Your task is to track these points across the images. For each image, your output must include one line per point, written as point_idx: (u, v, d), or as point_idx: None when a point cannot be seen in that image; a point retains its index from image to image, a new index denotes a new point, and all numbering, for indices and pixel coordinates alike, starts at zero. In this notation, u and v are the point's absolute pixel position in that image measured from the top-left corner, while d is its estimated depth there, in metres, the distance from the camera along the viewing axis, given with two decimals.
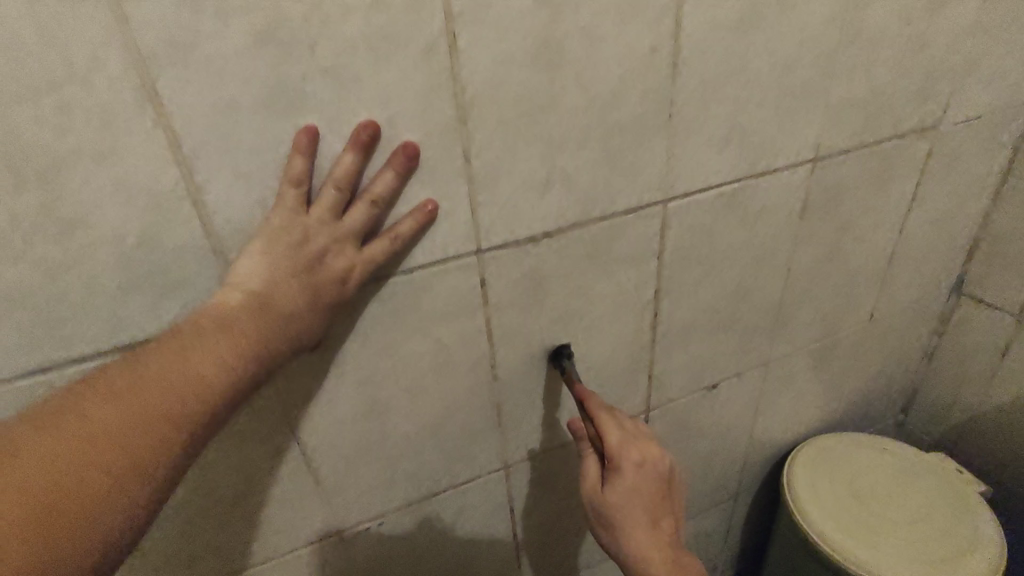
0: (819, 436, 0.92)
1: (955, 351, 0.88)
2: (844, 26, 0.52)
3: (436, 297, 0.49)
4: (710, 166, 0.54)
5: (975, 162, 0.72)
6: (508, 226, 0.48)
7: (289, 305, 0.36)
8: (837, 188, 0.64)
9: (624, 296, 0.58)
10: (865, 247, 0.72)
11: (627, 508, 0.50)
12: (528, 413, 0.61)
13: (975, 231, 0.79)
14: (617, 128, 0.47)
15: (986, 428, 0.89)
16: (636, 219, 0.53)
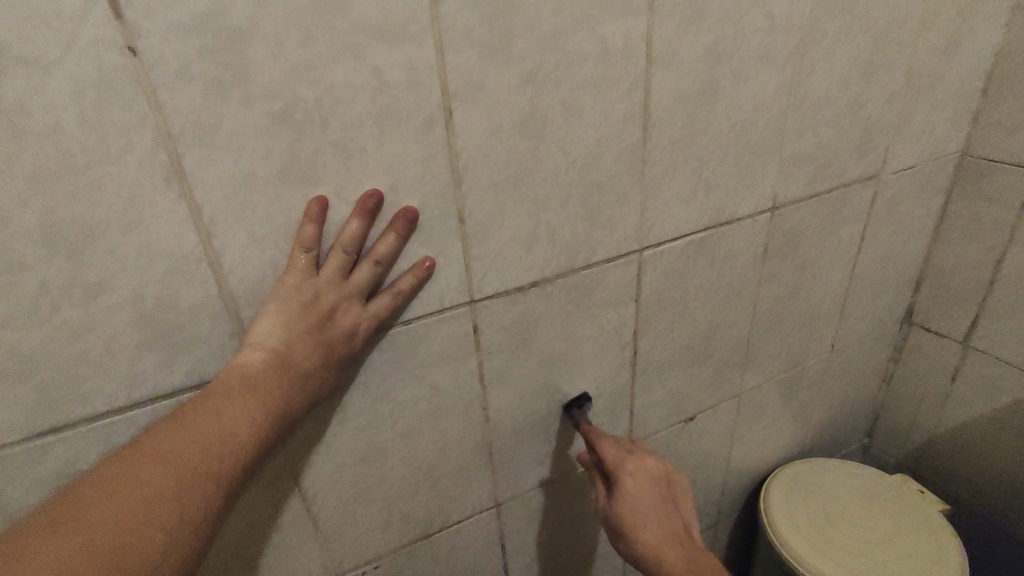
0: (791, 463, 0.96)
1: (910, 377, 0.94)
2: (791, 91, 0.58)
3: (432, 345, 0.51)
4: (679, 216, 0.59)
5: (915, 205, 0.79)
6: (499, 277, 0.51)
7: (306, 362, 0.40)
8: (794, 231, 0.70)
9: (606, 338, 0.62)
10: (823, 284, 0.78)
11: (634, 509, 0.55)
12: (518, 452, 0.64)
13: (919, 266, 0.87)
14: (595, 185, 0.52)
15: (942, 450, 0.94)
16: (615, 266, 0.58)
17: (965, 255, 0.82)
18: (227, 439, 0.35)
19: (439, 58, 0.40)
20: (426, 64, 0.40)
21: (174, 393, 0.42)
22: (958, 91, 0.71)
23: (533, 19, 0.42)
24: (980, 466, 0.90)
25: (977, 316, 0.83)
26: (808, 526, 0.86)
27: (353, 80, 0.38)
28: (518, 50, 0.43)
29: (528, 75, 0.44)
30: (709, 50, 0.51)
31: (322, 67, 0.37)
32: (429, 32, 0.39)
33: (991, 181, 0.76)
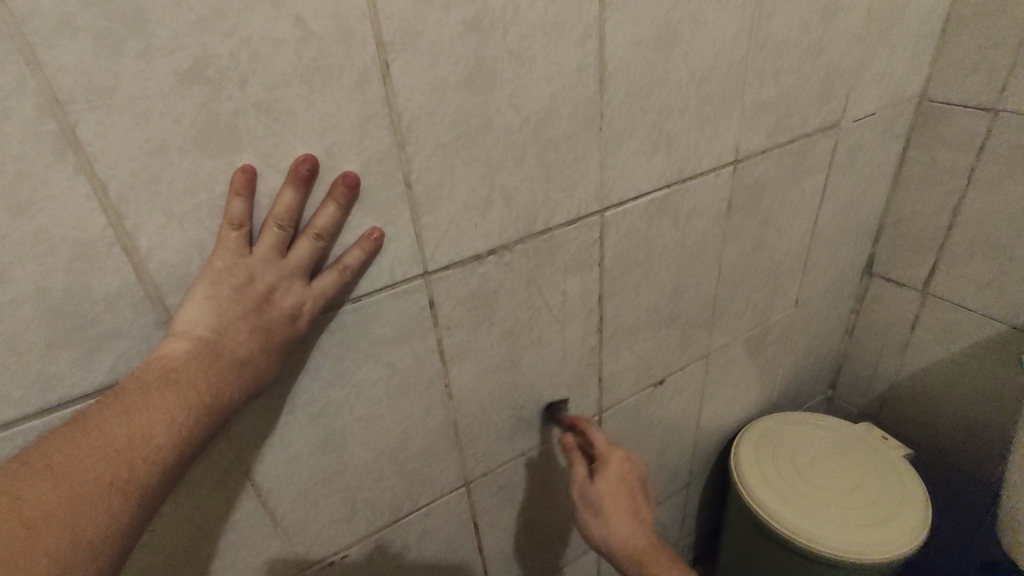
0: (760, 420, 0.97)
1: (872, 326, 0.96)
2: (751, 36, 0.55)
3: (387, 322, 0.48)
4: (640, 173, 0.56)
5: (874, 153, 0.78)
6: (453, 246, 0.48)
7: (239, 350, 0.36)
8: (757, 185, 0.68)
9: (570, 304, 0.60)
10: (786, 239, 0.77)
11: (609, 499, 0.59)
12: (487, 427, 0.62)
13: (879, 216, 0.87)
14: (552, 144, 0.49)
15: (902, 396, 0.96)
16: (576, 229, 0.55)
17: (923, 203, 0.82)
18: (144, 440, 0.32)
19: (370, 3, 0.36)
20: (355, 10, 0.36)
21: (96, 392, 0.38)
22: (915, 34, 0.70)
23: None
24: (939, 411, 0.92)
25: (936, 263, 0.83)
26: (774, 476, 0.88)
27: (271, 29, 0.34)
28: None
29: (472, 21, 0.40)
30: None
31: (234, 15, 0.33)
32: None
33: (949, 126, 0.76)
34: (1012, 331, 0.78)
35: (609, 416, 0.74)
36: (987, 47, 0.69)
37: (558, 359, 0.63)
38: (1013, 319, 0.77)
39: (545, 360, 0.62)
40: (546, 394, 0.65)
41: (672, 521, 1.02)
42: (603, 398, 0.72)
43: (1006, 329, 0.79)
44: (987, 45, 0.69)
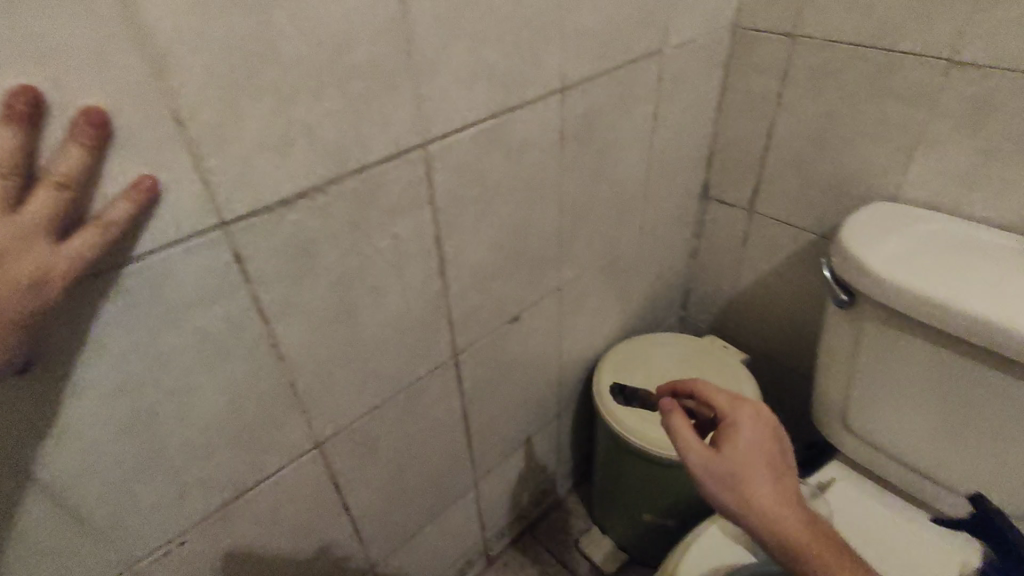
0: (619, 344, 1.00)
1: (712, 247, 1.04)
2: None
3: (185, 279, 0.44)
4: (461, 105, 0.54)
5: (698, 83, 0.82)
6: (251, 191, 0.44)
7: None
8: (588, 115, 0.68)
9: (407, 245, 0.58)
10: (620, 168, 0.78)
11: (761, 478, 0.50)
12: (328, 390, 0.60)
13: (710, 144, 0.93)
14: (353, 72, 0.45)
15: (739, 311, 1.07)
16: (398, 163, 0.52)
17: (742, 130, 0.89)
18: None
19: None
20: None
21: None
22: None
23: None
24: (773, 319, 1.02)
25: (758, 186, 0.92)
26: (629, 392, 0.91)
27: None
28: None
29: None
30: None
31: None
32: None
33: (759, 50, 0.82)
34: (821, 240, 0.88)
35: (465, 360, 0.73)
36: None
37: (400, 308, 0.61)
38: (822, 230, 0.87)
39: (386, 309, 0.60)
40: (392, 348, 0.63)
41: (545, 455, 1.04)
42: (455, 341, 0.70)
43: (817, 240, 0.88)
44: None
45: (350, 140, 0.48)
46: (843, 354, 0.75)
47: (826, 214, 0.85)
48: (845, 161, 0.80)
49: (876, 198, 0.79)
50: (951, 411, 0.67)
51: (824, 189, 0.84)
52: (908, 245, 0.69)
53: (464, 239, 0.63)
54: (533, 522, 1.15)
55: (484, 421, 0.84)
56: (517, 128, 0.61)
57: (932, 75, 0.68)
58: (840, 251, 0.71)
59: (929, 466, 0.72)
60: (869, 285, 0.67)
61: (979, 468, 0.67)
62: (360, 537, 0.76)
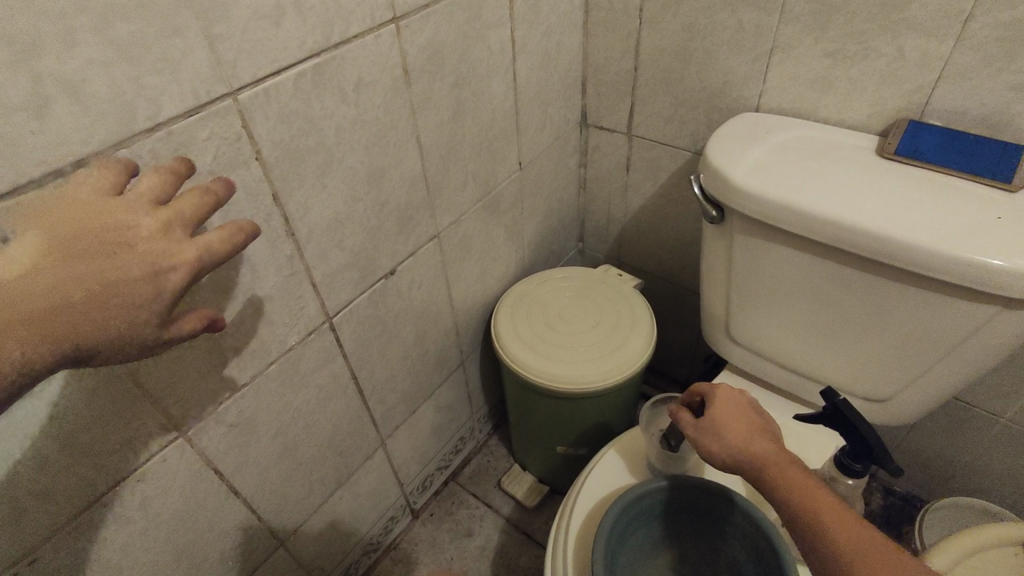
0: (518, 284, 0.99)
1: (597, 175, 1.03)
2: None
3: None
4: (267, 45, 0.48)
5: (555, 2, 0.78)
6: (8, 163, 0.37)
7: (42, 307, 0.29)
8: (433, 47, 0.63)
9: (239, 211, 0.52)
10: (484, 100, 0.74)
11: (734, 422, 0.53)
12: (180, 375, 0.54)
13: (581, 67, 0.90)
14: (110, 12, 0.39)
15: (630, 237, 1.08)
16: (204, 119, 0.46)
17: (611, 49, 0.86)
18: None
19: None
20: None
21: None
22: None
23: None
24: (661, 240, 1.03)
25: (633, 106, 0.90)
26: (528, 330, 0.90)
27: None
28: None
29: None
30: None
31: None
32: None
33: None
34: (696, 157, 0.88)
35: (341, 323, 0.70)
36: None
37: (249, 278, 0.56)
38: (696, 148, 0.87)
39: (229, 278, 0.54)
40: (249, 320, 0.59)
41: (455, 402, 1.03)
42: (325, 303, 0.66)
43: (692, 157, 0.89)
44: None
45: (132, 96, 0.42)
46: (720, 267, 0.77)
47: (699, 131, 0.85)
48: (708, 74, 0.79)
49: (741, 110, 0.79)
50: (819, 310, 0.69)
51: (694, 106, 0.83)
52: (770, 154, 0.69)
53: (311, 193, 0.58)
54: (456, 467, 1.16)
55: (379, 381, 0.81)
56: (349, 66, 0.55)
57: None
58: (705, 166, 0.71)
59: (804, 362, 0.76)
60: (733, 198, 0.67)
61: (848, 360, 0.72)
62: (261, 517, 0.73)
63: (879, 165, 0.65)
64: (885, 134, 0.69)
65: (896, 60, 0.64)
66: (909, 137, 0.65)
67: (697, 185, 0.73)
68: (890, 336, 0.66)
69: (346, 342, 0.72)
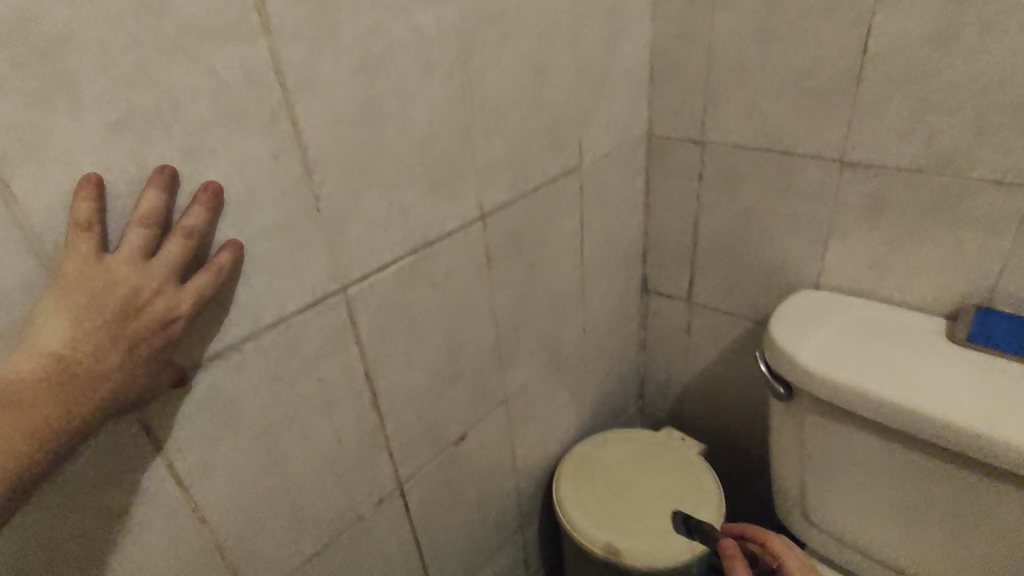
0: (579, 444, 0.99)
1: (657, 336, 1.06)
2: (465, 103, 0.58)
3: (86, 459, 0.42)
4: (378, 248, 0.55)
5: (620, 188, 0.87)
6: None
7: (98, 378, 0.36)
8: (513, 236, 0.70)
9: (335, 389, 0.57)
10: (555, 276, 0.80)
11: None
12: (260, 544, 0.56)
13: (642, 240, 0.97)
14: (260, 236, 0.46)
15: (693, 396, 1.07)
16: (318, 313, 0.53)
17: (671, 226, 0.93)
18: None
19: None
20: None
21: None
22: (627, 83, 0.79)
23: (102, 56, 0.35)
24: (724, 402, 1.03)
25: (692, 276, 0.95)
26: (591, 496, 0.89)
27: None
28: (92, 95, 0.35)
29: (118, 124, 0.37)
30: (356, 68, 0.48)
31: None
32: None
33: (674, 157, 0.87)
34: (758, 326, 0.91)
35: (411, 489, 0.71)
36: (685, 92, 0.81)
37: (334, 447, 0.59)
38: (757, 317, 0.90)
39: (316, 448, 0.58)
40: (329, 489, 0.61)
41: (512, 567, 0.99)
42: (398, 470, 0.68)
43: (754, 326, 0.91)
44: (685, 91, 0.81)
45: (264, 299, 0.48)
46: (792, 447, 0.75)
47: (759, 303, 0.88)
48: (767, 253, 0.83)
49: (801, 286, 0.82)
50: (901, 495, 0.67)
51: (753, 279, 0.87)
52: (834, 335, 0.71)
53: (398, 369, 0.63)
54: None
55: (441, 547, 0.80)
56: (442, 258, 0.62)
57: (829, 174, 0.72)
58: (770, 344, 0.73)
59: (892, 551, 0.71)
60: (802, 378, 0.68)
61: (941, 554, 0.67)
62: None
63: (950, 351, 0.66)
64: (952, 318, 0.70)
65: (955, 251, 0.67)
66: (979, 324, 0.66)
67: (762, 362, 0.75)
68: (986, 533, 0.62)
69: (413, 507, 0.73)
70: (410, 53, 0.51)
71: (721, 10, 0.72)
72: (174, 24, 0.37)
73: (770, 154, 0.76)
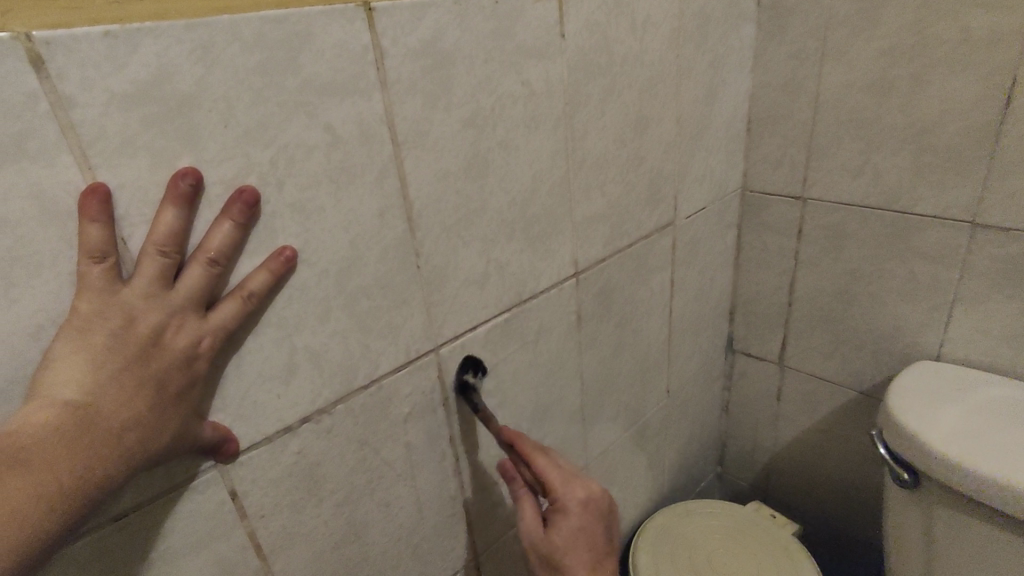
0: (657, 515, 0.92)
1: (742, 400, 0.99)
2: (567, 158, 0.56)
3: (170, 530, 0.39)
4: (474, 305, 0.53)
5: (711, 243, 0.82)
6: (252, 425, 0.41)
7: (117, 423, 0.30)
8: (604, 293, 0.67)
9: (420, 453, 0.54)
10: (643, 335, 0.76)
11: (572, 535, 0.50)
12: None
13: (729, 298, 0.92)
14: (361, 293, 0.44)
15: (782, 467, 0.99)
16: (410, 373, 0.50)
17: (764, 284, 0.87)
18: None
19: (93, 180, 0.31)
20: (64, 186, 0.30)
21: None
22: (723, 137, 0.76)
23: (226, 114, 0.34)
24: (818, 475, 0.95)
25: (786, 337, 0.88)
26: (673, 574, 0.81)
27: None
28: (212, 152, 0.34)
29: (234, 181, 0.36)
30: (466, 123, 0.46)
31: None
32: (46, 111, 0.29)
33: (770, 212, 0.82)
34: (863, 396, 0.83)
35: (487, 562, 0.66)
36: (785, 145, 0.77)
37: (415, 516, 0.55)
38: (861, 386, 0.82)
39: (397, 517, 0.54)
40: (406, 561, 0.56)
41: None
42: (476, 541, 0.63)
43: (857, 395, 0.83)
44: (785, 144, 0.77)
45: (360, 359, 0.46)
46: (914, 539, 0.68)
47: (864, 370, 0.81)
48: (876, 317, 0.76)
49: (918, 356, 0.75)
50: None
51: (859, 345, 0.80)
52: (968, 416, 0.63)
53: (483, 433, 0.59)
54: None
55: None
56: (533, 317, 0.59)
57: (957, 237, 0.66)
58: (886, 420, 0.67)
59: None
60: (925, 461, 0.61)
61: None
62: None
63: None
64: None
65: None
66: None
67: (881, 443, 0.68)
68: None
69: None
70: (518, 108, 0.50)
71: (830, 62, 0.69)
72: (296, 81, 0.36)
73: (884, 213, 0.71)
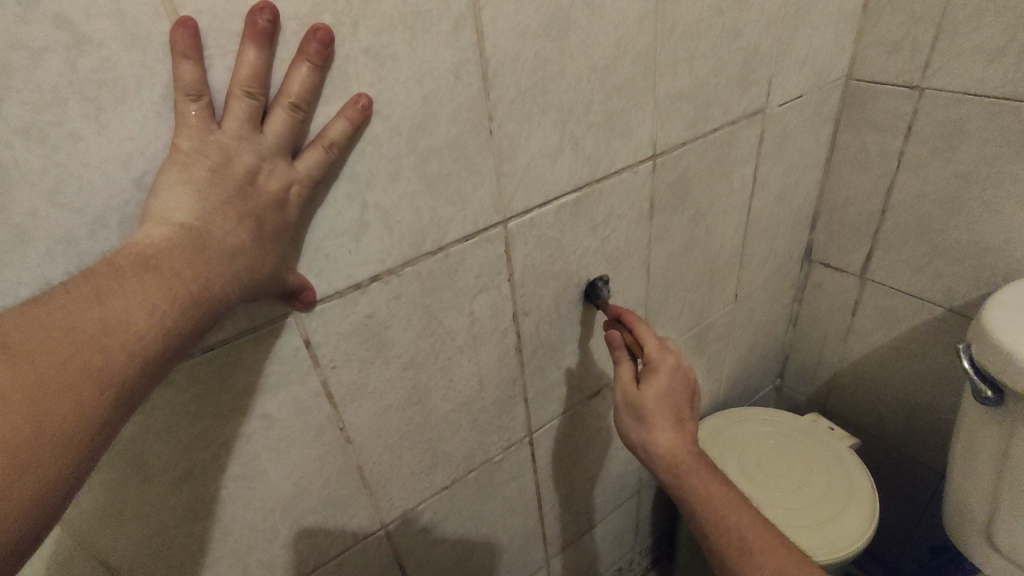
0: (710, 417, 0.92)
1: (813, 312, 0.95)
2: (656, 23, 0.51)
3: (251, 368, 0.42)
4: (545, 178, 0.51)
5: (803, 139, 0.75)
6: (326, 277, 0.42)
7: (228, 248, 0.31)
8: (681, 181, 0.63)
9: (483, 325, 0.54)
10: (718, 231, 0.72)
11: (662, 410, 0.55)
12: (395, 470, 0.56)
13: (816, 201, 0.85)
14: (432, 154, 0.43)
15: (847, 383, 0.96)
16: (477, 244, 0.49)
17: (856, 187, 0.80)
18: (120, 328, 0.26)
19: (175, 11, 0.30)
20: (142, 8, 0.29)
21: None
22: (835, 12, 0.67)
23: None
24: (887, 392, 0.91)
25: (872, 247, 0.82)
26: None
27: (25, 35, 0.27)
28: None
29: (310, 18, 0.34)
30: None
31: None
32: None
33: (877, 106, 0.74)
34: (953, 312, 0.77)
35: (540, 439, 0.68)
36: (907, 25, 0.67)
37: (474, 387, 0.57)
38: (952, 303, 0.77)
39: (457, 385, 0.56)
40: (463, 428, 0.59)
41: (625, 531, 0.95)
42: (531, 418, 0.65)
43: (945, 312, 0.78)
44: (908, 24, 0.67)
45: (429, 224, 0.46)
46: (987, 454, 0.66)
47: (958, 285, 0.75)
48: (983, 228, 0.70)
49: None
50: None
51: (956, 259, 0.74)
52: None
53: (544, 313, 0.59)
54: None
55: (559, 500, 0.77)
56: (605, 199, 0.57)
57: None
58: (979, 334, 0.62)
59: None
60: (1011, 376, 0.57)
61: None
62: None
63: None
64: None
65: None
66: None
67: (967, 358, 0.64)
68: None
69: (539, 457, 0.70)
70: None
71: None
72: None
73: (1016, 106, 0.62)
